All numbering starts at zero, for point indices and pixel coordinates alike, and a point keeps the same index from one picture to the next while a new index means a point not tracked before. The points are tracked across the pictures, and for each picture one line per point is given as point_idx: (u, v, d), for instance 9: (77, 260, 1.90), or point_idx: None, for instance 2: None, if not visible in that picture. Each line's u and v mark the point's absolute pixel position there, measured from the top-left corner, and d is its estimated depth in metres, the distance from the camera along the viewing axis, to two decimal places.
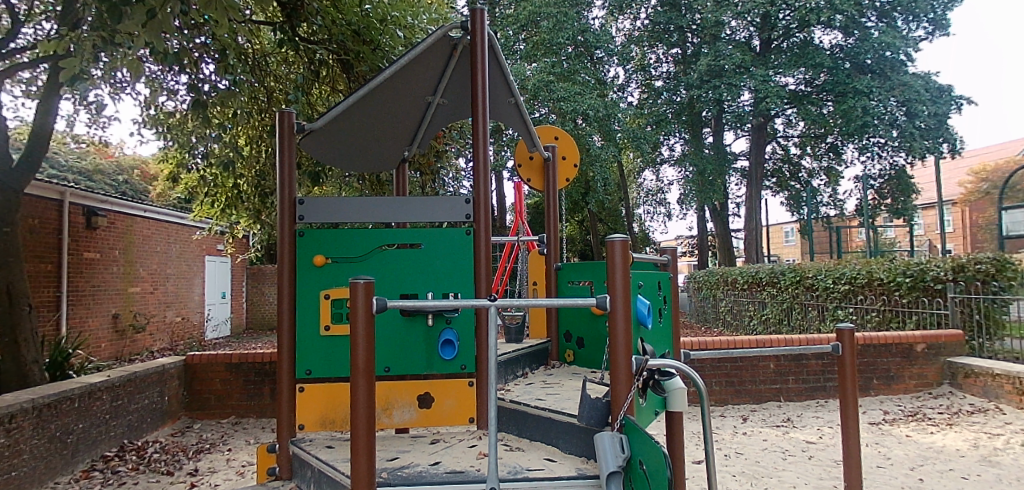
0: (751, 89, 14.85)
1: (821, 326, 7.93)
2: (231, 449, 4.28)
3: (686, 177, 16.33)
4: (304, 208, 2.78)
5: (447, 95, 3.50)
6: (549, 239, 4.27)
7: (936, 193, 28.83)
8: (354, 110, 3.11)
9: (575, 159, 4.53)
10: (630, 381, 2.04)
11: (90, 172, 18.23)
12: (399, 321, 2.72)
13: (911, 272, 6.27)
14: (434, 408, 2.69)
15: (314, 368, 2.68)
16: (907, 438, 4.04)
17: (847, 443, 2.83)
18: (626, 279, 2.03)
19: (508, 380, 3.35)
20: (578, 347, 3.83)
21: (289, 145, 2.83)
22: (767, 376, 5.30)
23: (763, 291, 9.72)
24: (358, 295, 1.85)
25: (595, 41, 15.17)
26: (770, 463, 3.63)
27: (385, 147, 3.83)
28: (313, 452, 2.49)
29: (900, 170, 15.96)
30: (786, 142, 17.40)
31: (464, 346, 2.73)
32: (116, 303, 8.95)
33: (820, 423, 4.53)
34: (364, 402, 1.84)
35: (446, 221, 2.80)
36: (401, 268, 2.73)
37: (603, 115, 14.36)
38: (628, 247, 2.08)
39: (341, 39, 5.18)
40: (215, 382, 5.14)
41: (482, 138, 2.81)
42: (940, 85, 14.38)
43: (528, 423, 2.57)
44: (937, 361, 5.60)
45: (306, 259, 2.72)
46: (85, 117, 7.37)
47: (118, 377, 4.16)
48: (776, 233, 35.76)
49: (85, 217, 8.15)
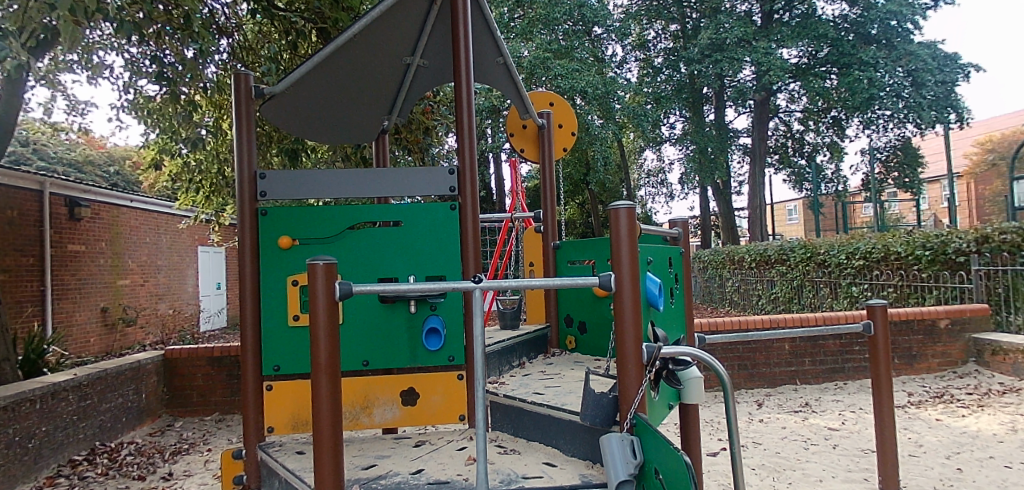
0: (753, 63, 14.49)
1: (834, 303, 7.59)
2: (210, 450, 4.00)
3: (686, 155, 16.03)
4: (265, 184, 2.45)
5: (427, 56, 3.16)
6: (546, 217, 3.97)
7: (945, 165, 28.37)
8: (321, 71, 2.75)
9: (573, 126, 4.13)
10: (641, 372, 1.77)
11: (80, 164, 17.89)
12: (377, 308, 2.41)
13: (931, 245, 5.94)
14: (419, 405, 2.42)
15: (282, 364, 2.38)
16: (937, 422, 3.74)
17: (880, 425, 2.58)
18: (633, 256, 1.77)
19: (503, 371, 3.04)
20: (580, 332, 3.53)
21: (246, 111, 2.47)
22: (782, 359, 5.00)
23: (771, 269, 9.41)
24: (318, 279, 1.64)
25: (592, 17, 14.67)
26: (791, 454, 3.34)
27: (361, 116, 3.41)
28: (280, 460, 2.21)
29: (907, 142, 15.63)
30: (788, 117, 17.06)
31: (451, 335, 2.44)
32: (104, 296, 8.67)
33: (841, 408, 4.23)
34: (328, 405, 1.63)
35: (427, 195, 2.50)
36: (380, 250, 2.44)
37: (602, 93, 13.96)
38: (635, 217, 1.81)
39: (318, 6, 4.78)
40: (197, 377, 4.85)
41: (467, 111, 2.59)
42: (949, 53, 14.01)
43: (523, 420, 2.25)
44: (963, 338, 5.27)
45: (270, 241, 2.41)
46: (63, 102, 7.04)
47: (85, 376, 3.87)
48: (779, 211, 35.35)
49: (67, 208, 7.87)
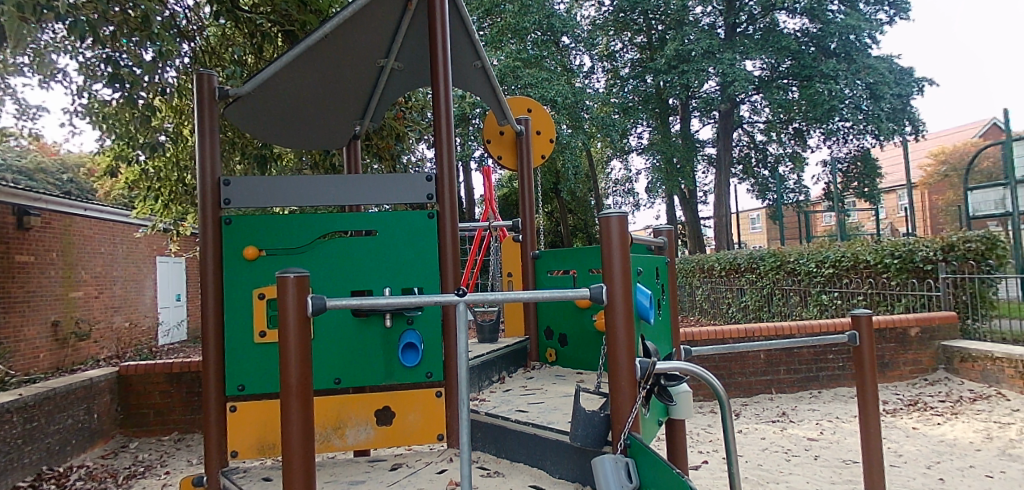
0: (718, 75, 14.75)
1: (803, 311, 7.68)
2: (168, 473, 3.76)
3: (654, 165, 16.20)
4: (230, 190, 2.29)
5: (402, 58, 3.04)
6: (525, 225, 3.87)
7: (900, 175, 29.36)
8: (290, 72, 2.61)
9: (551, 133, 4.06)
10: (634, 389, 1.68)
11: (30, 171, 17.10)
12: (349, 322, 2.27)
13: (899, 254, 6.06)
14: (396, 424, 2.29)
15: (247, 383, 2.22)
16: (914, 430, 3.76)
17: (866, 434, 2.55)
18: (624, 265, 1.68)
19: (483, 387, 2.92)
20: (560, 345, 3.44)
21: (209, 115, 2.31)
22: (758, 368, 5.00)
23: (741, 277, 9.51)
24: (288, 292, 1.52)
25: (561, 27, 14.64)
26: (774, 466, 3.30)
27: (331, 121, 3.26)
28: (245, 487, 2.04)
29: (866, 153, 16.09)
30: (752, 128, 17.40)
31: (429, 350, 2.32)
32: (55, 309, 8.24)
33: (818, 417, 4.22)
34: (298, 427, 1.51)
35: (403, 203, 2.39)
36: (353, 259, 2.31)
37: (571, 102, 14.02)
38: (626, 226, 1.73)
39: (284, 8, 4.61)
40: (155, 395, 4.58)
41: (445, 116, 2.54)
42: (904, 67, 14.53)
43: (508, 440, 2.13)
44: (932, 345, 5.36)
45: (234, 252, 2.25)
46: (12, 106, 6.66)
47: (31, 396, 3.59)
48: (744, 220, 36.04)
49: (16, 217, 7.46)
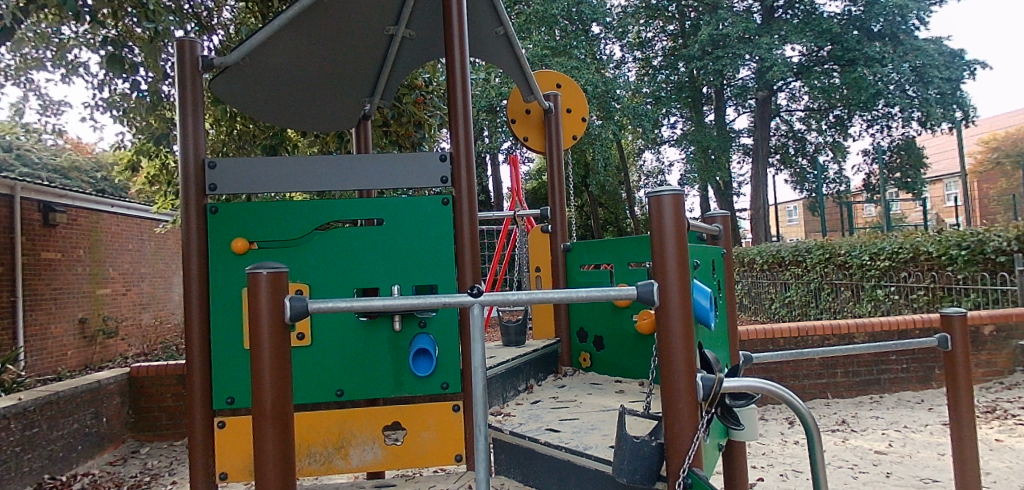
0: (754, 61, 14.15)
1: (855, 307, 7.17)
2: (174, 483, 3.55)
3: (687, 156, 15.66)
4: (215, 174, 2.00)
5: (413, 26, 2.76)
6: (554, 215, 3.54)
7: (946, 163, 28.04)
8: (289, 43, 2.36)
9: (583, 111, 3.70)
10: (695, 415, 1.33)
11: (65, 170, 17.45)
12: (352, 326, 1.96)
13: (967, 244, 5.59)
14: (407, 444, 1.98)
15: (237, 395, 1.94)
16: (1000, 443, 3.31)
17: (956, 424, 2.17)
18: (681, 257, 1.33)
19: (508, 398, 2.60)
20: (595, 348, 3.12)
21: (193, 89, 2.02)
22: (812, 370, 4.57)
23: (785, 271, 8.99)
24: (260, 294, 1.19)
25: (590, 14, 14.20)
26: (839, 483, 2.90)
27: (344, 105, 3.00)
28: None
29: (911, 140, 15.27)
30: (790, 117, 16.48)
31: (444, 358, 2.01)
32: (83, 307, 8.23)
33: (883, 426, 3.80)
34: (274, 457, 1.19)
35: (414, 188, 2.07)
36: (358, 253, 2.01)
37: (602, 92, 13.63)
38: (682, 207, 1.37)
39: None
40: (168, 398, 4.41)
41: (461, 84, 2.19)
42: (954, 49, 13.68)
43: (536, 466, 1.82)
44: (1009, 345, 4.84)
45: (223, 245, 1.97)
46: (35, 102, 6.54)
47: (31, 401, 3.43)
48: (780, 212, 34.88)
49: (41, 213, 7.40)
